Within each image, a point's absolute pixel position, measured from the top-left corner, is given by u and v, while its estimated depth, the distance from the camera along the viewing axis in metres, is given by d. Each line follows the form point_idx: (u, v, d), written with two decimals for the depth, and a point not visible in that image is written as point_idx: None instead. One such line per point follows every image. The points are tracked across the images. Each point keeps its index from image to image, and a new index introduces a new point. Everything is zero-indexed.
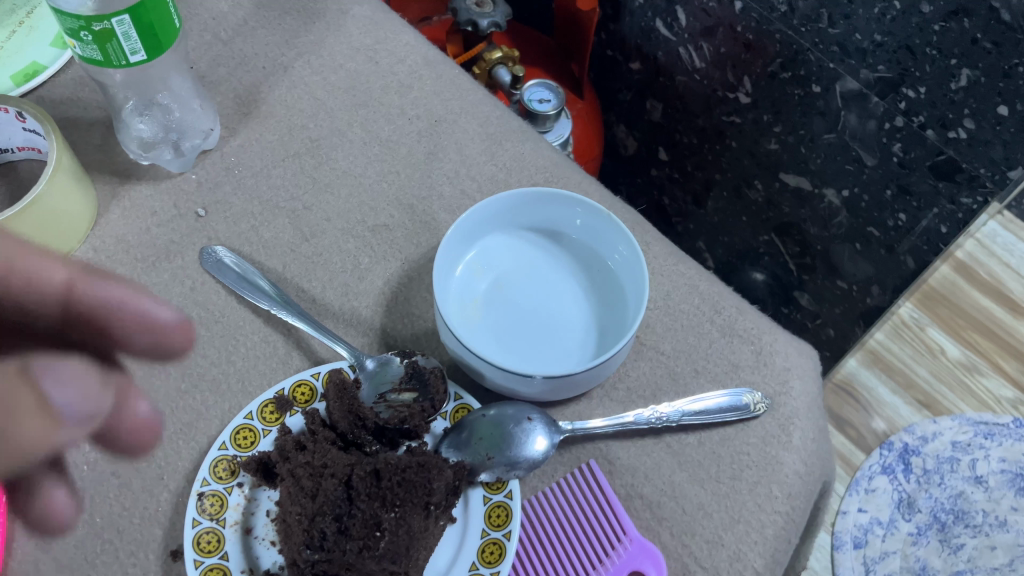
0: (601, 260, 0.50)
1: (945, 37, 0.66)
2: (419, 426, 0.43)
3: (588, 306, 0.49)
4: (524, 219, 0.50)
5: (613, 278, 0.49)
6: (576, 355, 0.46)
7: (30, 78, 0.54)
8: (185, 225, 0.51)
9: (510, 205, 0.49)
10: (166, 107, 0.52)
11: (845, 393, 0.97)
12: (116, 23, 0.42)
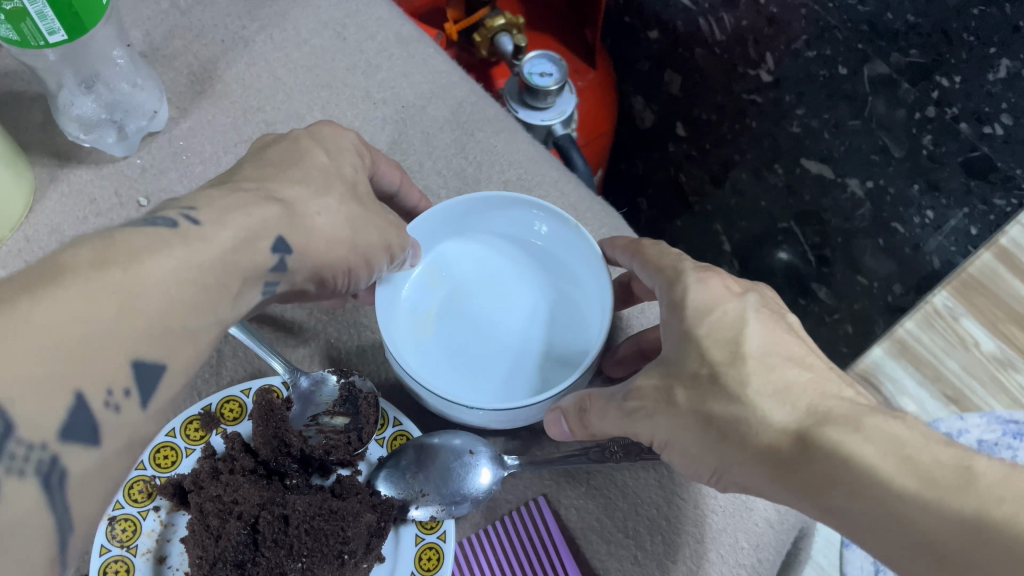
0: (570, 273, 0.45)
1: (985, 23, 0.60)
2: (344, 459, 0.40)
3: (552, 324, 0.44)
4: (491, 224, 0.46)
5: (581, 293, 0.44)
6: (531, 381, 0.42)
7: None
8: (126, 215, 0.48)
9: (471, 210, 0.44)
10: (111, 83, 0.48)
11: None
12: (28, 1, 0.38)
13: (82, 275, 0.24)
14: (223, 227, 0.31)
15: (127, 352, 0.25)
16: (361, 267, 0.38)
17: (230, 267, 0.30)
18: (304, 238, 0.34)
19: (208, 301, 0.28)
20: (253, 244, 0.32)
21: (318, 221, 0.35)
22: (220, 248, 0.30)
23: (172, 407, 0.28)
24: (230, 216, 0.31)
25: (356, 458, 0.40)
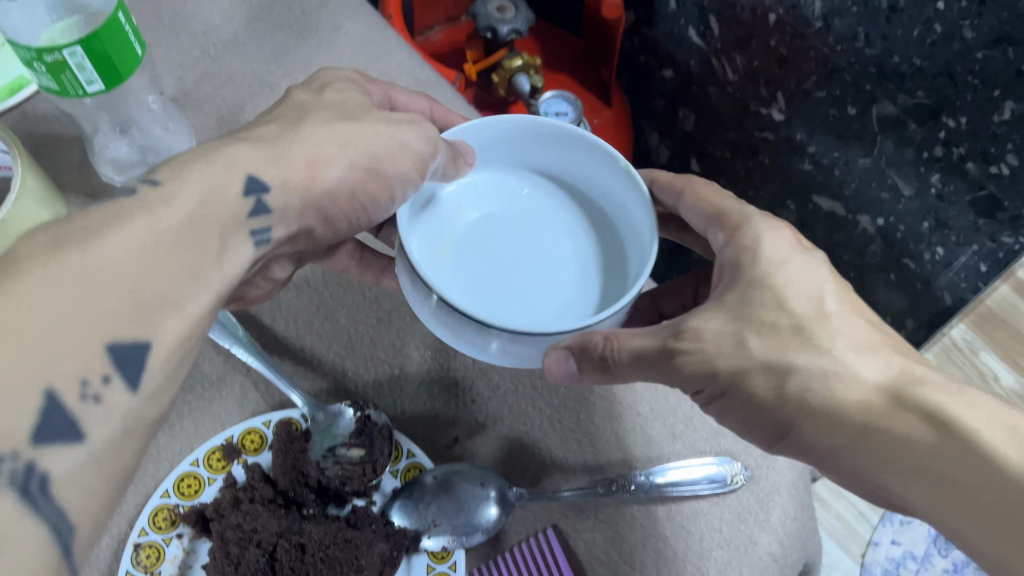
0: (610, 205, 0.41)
1: (988, 67, 0.61)
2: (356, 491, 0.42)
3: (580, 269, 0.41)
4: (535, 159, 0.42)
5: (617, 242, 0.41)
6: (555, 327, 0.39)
7: (14, 93, 0.53)
8: None
9: (511, 134, 0.40)
10: (144, 128, 0.52)
11: None
12: (69, 54, 0.40)
13: (32, 262, 0.25)
14: (200, 186, 0.30)
15: (125, 324, 0.26)
16: (374, 197, 0.38)
17: (203, 224, 0.29)
18: (282, 168, 0.33)
19: (196, 262, 0.28)
20: (232, 189, 0.31)
21: (296, 147, 0.34)
22: (186, 205, 0.29)
23: (175, 366, 0.28)
24: (211, 176, 0.31)
25: (371, 488, 0.42)
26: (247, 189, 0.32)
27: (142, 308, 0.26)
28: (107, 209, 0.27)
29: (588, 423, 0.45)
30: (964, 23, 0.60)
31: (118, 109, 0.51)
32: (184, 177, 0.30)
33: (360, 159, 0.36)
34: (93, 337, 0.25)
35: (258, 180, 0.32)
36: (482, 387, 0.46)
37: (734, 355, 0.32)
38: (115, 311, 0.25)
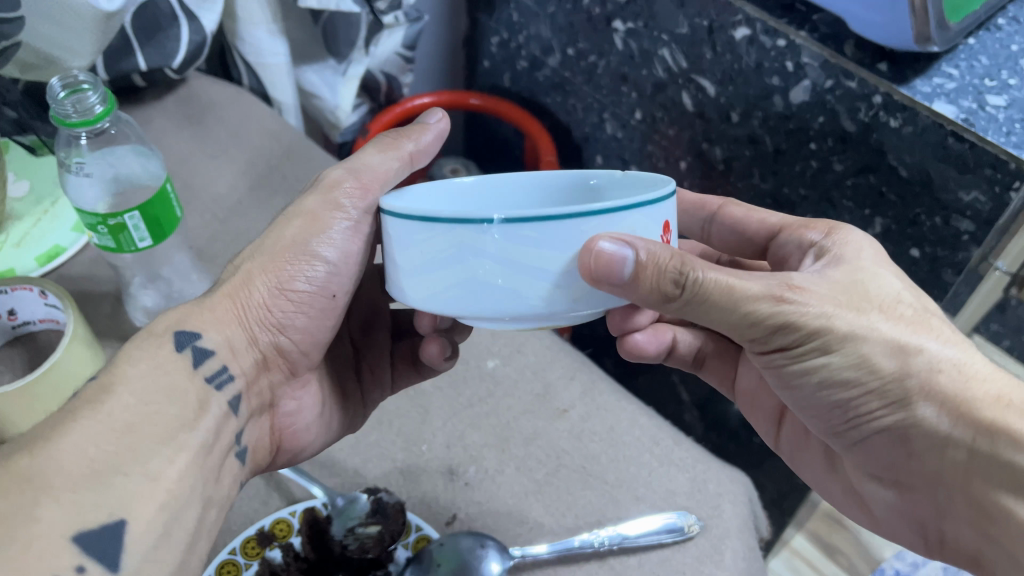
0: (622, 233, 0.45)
1: (858, 191, 0.74)
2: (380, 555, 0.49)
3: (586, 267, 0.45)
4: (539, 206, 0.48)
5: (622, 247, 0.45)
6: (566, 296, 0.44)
7: (53, 259, 0.63)
8: None
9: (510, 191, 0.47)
10: (168, 279, 0.61)
11: (835, 521, 1.09)
12: (128, 217, 0.50)
13: (26, 486, 0.34)
14: (141, 377, 0.40)
15: (101, 499, 0.35)
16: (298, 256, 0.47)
17: (153, 416, 0.39)
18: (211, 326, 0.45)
19: (155, 430, 0.39)
20: (170, 360, 0.42)
21: (218, 296, 0.46)
22: (127, 395, 0.39)
23: (167, 514, 0.38)
24: (151, 362, 0.41)
25: (389, 555, 0.49)
26: (178, 347, 0.43)
27: (110, 477, 0.36)
28: (65, 410, 0.37)
29: (564, 493, 0.54)
30: (833, 158, 0.74)
31: (148, 265, 0.60)
32: (128, 363, 0.41)
33: (261, 277, 0.47)
34: (84, 509, 0.35)
35: (187, 335, 0.44)
36: (473, 470, 0.54)
37: (831, 313, 0.42)
38: (98, 493, 0.35)
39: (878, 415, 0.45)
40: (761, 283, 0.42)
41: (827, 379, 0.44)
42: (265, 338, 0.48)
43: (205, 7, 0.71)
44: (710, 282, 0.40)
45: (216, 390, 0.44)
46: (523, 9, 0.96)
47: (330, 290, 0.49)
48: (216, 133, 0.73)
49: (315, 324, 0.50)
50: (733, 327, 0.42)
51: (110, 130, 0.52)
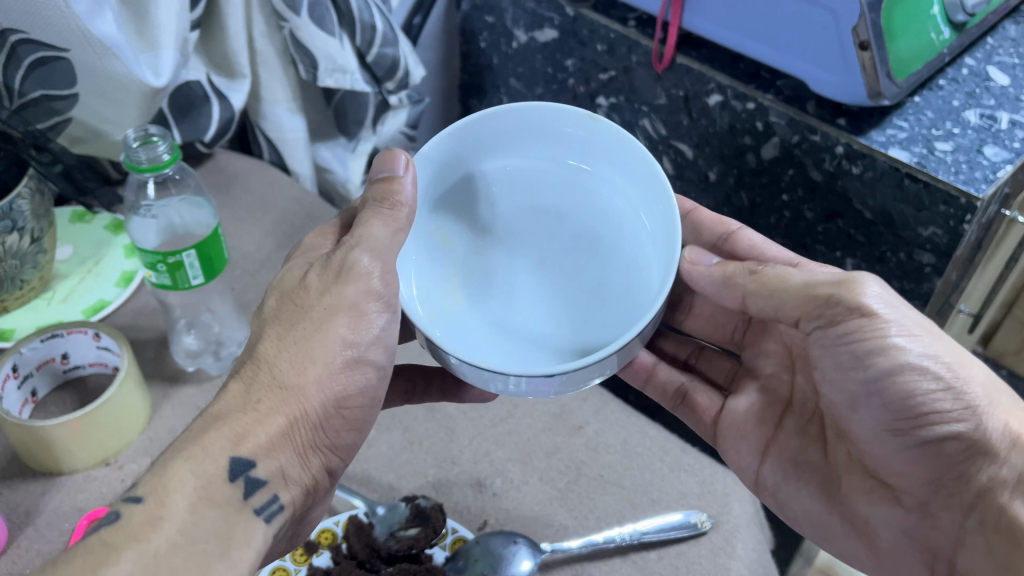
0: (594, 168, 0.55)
1: (828, 235, 0.81)
2: (423, 549, 0.54)
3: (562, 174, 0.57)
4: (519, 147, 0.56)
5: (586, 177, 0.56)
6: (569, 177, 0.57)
7: (99, 310, 0.70)
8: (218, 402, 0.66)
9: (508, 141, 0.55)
10: (208, 324, 0.71)
11: None
12: (185, 256, 0.57)
13: None
14: (190, 517, 0.41)
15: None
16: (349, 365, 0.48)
17: (192, 559, 0.39)
18: (259, 443, 0.44)
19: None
20: (220, 495, 0.42)
21: (266, 398, 0.46)
22: (169, 537, 0.40)
23: None
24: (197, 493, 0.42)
25: (429, 552, 0.54)
26: (232, 478, 0.43)
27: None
28: (109, 555, 0.38)
29: (585, 498, 0.59)
30: (804, 207, 0.81)
31: (191, 311, 0.71)
32: (178, 493, 0.41)
33: (322, 393, 0.47)
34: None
35: (242, 460, 0.44)
36: (500, 482, 0.60)
37: (907, 310, 0.51)
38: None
39: (947, 416, 0.48)
40: (839, 273, 0.51)
41: (902, 363, 0.49)
42: (315, 457, 0.48)
43: (234, 88, 0.79)
44: (787, 268, 0.53)
45: (264, 523, 0.44)
46: (513, 93, 1.04)
47: (379, 398, 0.50)
48: (241, 200, 0.83)
49: (354, 435, 0.50)
50: (801, 305, 0.52)
51: (175, 177, 0.65)
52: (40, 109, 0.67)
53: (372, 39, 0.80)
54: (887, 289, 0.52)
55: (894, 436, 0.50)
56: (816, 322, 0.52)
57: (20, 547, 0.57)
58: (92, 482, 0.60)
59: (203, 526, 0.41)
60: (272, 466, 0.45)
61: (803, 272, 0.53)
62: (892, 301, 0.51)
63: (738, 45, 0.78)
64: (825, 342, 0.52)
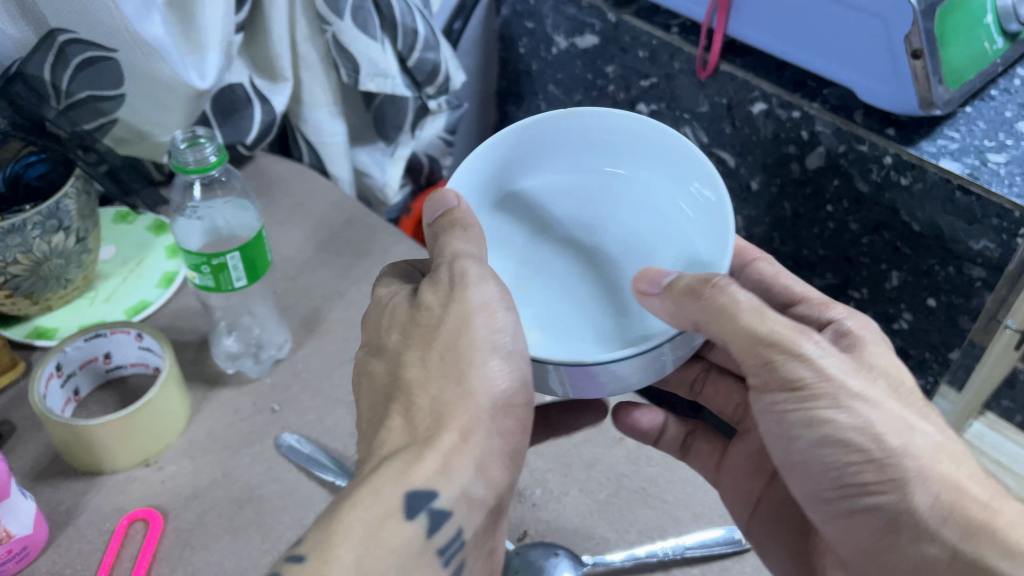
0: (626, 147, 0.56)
1: (874, 248, 0.79)
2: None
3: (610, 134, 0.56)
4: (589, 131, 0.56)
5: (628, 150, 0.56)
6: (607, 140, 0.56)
7: (140, 310, 0.71)
8: (263, 418, 0.66)
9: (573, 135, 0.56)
10: (249, 327, 0.72)
11: None
12: (230, 257, 0.57)
13: None
14: (360, 554, 0.40)
15: None
16: (454, 369, 0.46)
17: None
18: (449, 477, 0.44)
19: None
20: (396, 531, 0.42)
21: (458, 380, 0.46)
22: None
23: None
24: (365, 533, 0.40)
25: None
26: (411, 514, 0.42)
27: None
28: None
29: (625, 511, 0.61)
30: (849, 218, 0.79)
31: (233, 313, 0.72)
32: (345, 534, 0.40)
33: (473, 382, 0.45)
34: None
35: (419, 490, 0.43)
36: (539, 492, 0.62)
37: (843, 371, 0.48)
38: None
39: (873, 490, 0.47)
40: (783, 325, 0.47)
41: (828, 435, 0.47)
42: (491, 465, 0.46)
43: (276, 91, 0.79)
44: (738, 297, 0.46)
45: (442, 561, 0.44)
46: (551, 99, 1.03)
47: (570, 394, 0.47)
48: (282, 204, 0.85)
49: (517, 437, 0.47)
50: (745, 348, 0.47)
51: (221, 178, 0.65)
52: (86, 110, 0.67)
53: (413, 44, 0.79)
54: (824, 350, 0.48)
55: (827, 503, 0.50)
56: (755, 368, 0.48)
57: (60, 547, 0.56)
58: (131, 483, 0.61)
59: (376, 560, 0.40)
60: (455, 494, 0.44)
61: (754, 304, 0.47)
62: (831, 366, 0.47)
63: (785, 53, 0.76)
64: (758, 410, 0.50)
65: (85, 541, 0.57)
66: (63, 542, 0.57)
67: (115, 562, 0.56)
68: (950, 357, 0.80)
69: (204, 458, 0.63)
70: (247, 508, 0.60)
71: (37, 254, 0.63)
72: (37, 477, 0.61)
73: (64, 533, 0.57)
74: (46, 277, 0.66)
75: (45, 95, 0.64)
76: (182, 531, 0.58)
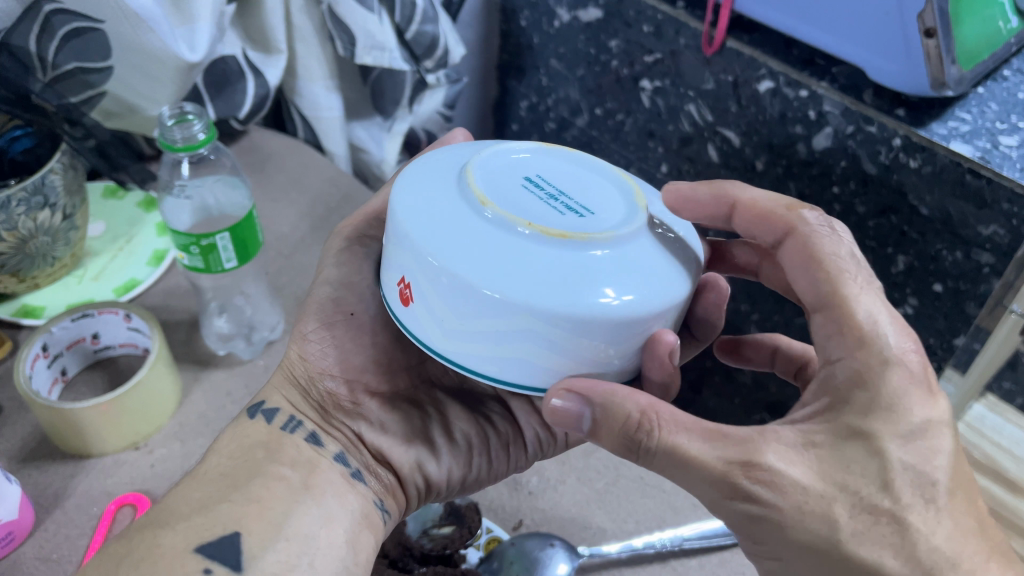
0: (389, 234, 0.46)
1: (880, 232, 0.77)
2: (457, 550, 0.56)
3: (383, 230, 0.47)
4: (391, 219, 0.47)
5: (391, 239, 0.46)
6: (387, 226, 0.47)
7: (130, 289, 0.70)
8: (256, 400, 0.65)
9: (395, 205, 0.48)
10: (241, 308, 0.71)
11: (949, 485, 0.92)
12: (219, 238, 0.55)
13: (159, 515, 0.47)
14: (218, 462, 0.50)
15: (214, 521, 0.45)
16: (331, 296, 0.56)
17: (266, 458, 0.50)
18: (279, 393, 0.54)
19: (247, 471, 0.49)
20: (248, 432, 0.52)
21: (312, 315, 0.56)
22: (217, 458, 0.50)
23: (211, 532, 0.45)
24: (234, 440, 0.51)
25: (463, 553, 0.55)
26: (250, 415, 0.53)
27: (217, 505, 0.46)
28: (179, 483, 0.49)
29: (624, 500, 0.61)
30: (856, 201, 0.77)
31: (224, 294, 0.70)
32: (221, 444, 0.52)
33: (304, 325, 0.56)
34: (194, 529, 0.45)
35: (258, 407, 0.54)
36: (536, 480, 0.62)
37: (806, 489, 0.39)
38: (210, 517, 0.46)
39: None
40: (737, 448, 0.40)
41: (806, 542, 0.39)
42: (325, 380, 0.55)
43: (270, 64, 0.76)
44: (677, 439, 0.41)
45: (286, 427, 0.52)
46: (553, 73, 1.00)
47: (348, 307, 0.56)
48: (276, 179, 0.84)
49: (350, 344, 0.55)
50: (708, 497, 0.41)
51: (210, 158, 0.64)
52: (73, 81, 0.65)
53: (411, 16, 0.77)
54: (788, 459, 0.40)
55: None
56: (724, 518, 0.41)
57: (47, 531, 0.55)
58: (120, 466, 0.60)
59: (240, 443, 0.51)
60: (281, 401, 0.54)
61: (709, 435, 0.41)
62: (790, 484, 0.39)
63: (794, 29, 0.74)
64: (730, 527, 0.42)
65: (75, 525, 0.56)
66: (51, 528, 0.56)
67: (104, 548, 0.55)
68: (955, 343, 0.78)
69: (195, 442, 0.62)
70: None
71: (23, 232, 0.62)
72: (23, 459, 0.59)
73: (50, 520, 0.56)
74: (33, 254, 0.64)
75: (31, 66, 0.62)
76: None
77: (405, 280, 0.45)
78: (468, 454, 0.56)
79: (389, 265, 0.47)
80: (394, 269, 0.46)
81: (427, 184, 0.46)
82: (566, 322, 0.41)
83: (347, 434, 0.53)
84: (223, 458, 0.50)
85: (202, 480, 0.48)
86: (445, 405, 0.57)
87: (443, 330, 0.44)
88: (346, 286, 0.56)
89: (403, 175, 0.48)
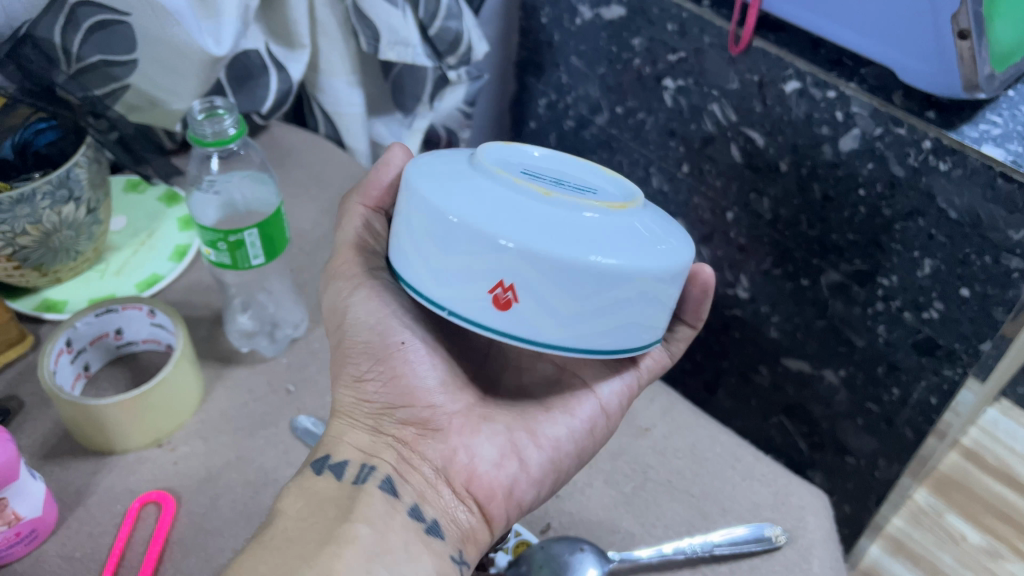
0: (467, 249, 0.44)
1: (907, 234, 0.75)
2: (487, 553, 0.55)
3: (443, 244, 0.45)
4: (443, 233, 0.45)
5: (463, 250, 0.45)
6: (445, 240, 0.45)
7: (151, 285, 0.69)
8: (278, 398, 0.65)
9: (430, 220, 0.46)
10: (264, 304, 0.70)
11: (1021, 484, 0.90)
12: (247, 234, 0.55)
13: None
14: (289, 525, 0.47)
15: None
16: (371, 333, 0.55)
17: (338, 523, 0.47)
18: (341, 447, 0.53)
19: (320, 537, 0.46)
20: (316, 486, 0.50)
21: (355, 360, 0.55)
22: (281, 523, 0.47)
23: None
24: (306, 492, 0.50)
25: (492, 556, 0.55)
26: (318, 471, 0.51)
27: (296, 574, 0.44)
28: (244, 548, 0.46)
29: (651, 504, 0.60)
30: (882, 203, 0.76)
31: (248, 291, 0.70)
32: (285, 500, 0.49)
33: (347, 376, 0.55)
34: None
35: (321, 461, 0.52)
36: (563, 483, 0.61)
37: None
38: None
39: None
40: None
41: None
42: (388, 421, 0.54)
43: (293, 58, 0.76)
44: None
45: (363, 478, 0.51)
46: (573, 71, 1.00)
47: (397, 338, 0.55)
48: (296, 175, 0.83)
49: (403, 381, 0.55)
50: None
51: (238, 152, 0.63)
52: (97, 74, 0.65)
53: (435, 12, 0.76)
54: None
55: None
56: None
57: (69, 528, 0.55)
58: (143, 464, 0.59)
59: (306, 507, 0.48)
60: (347, 454, 0.52)
61: None
62: None
63: (822, 29, 0.73)
64: None
65: (97, 523, 0.55)
66: (74, 526, 0.55)
67: (127, 546, 0.54)
68: (981, 349, 0.75)
69: (218, 440, 0.61)
70: (262, 492, 0.58)
71: (47, 225, 0.61)
72: (45, 455, 0.59)
73: (73, 517, 0.56)
74: (55, 248, 0.64)
75: (55, 59, 0.62)
76: (196, 515, 0.57)
77: (502, 283, 0.44)
78: (553, 459, 0.56)
79: (467, 279, 0.45)
80: (478, 276, 0.44)
81: (475, 186, 0.46)
82: (653, 256, 0.45)
83: (425, 473, 0.53)
84: (292, 523, 0.47)
85: (273, 549, 0.45)
86: (517, 414, 0.58)
87: (558, 319, 0.45)
88: (385, 319, 0.55)
89: (431, 188, 0.47)
